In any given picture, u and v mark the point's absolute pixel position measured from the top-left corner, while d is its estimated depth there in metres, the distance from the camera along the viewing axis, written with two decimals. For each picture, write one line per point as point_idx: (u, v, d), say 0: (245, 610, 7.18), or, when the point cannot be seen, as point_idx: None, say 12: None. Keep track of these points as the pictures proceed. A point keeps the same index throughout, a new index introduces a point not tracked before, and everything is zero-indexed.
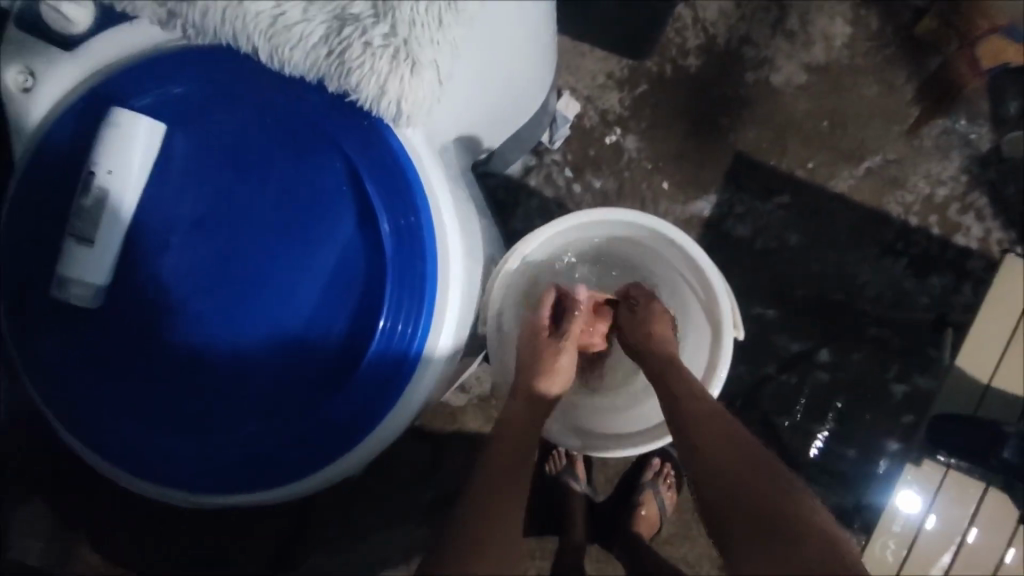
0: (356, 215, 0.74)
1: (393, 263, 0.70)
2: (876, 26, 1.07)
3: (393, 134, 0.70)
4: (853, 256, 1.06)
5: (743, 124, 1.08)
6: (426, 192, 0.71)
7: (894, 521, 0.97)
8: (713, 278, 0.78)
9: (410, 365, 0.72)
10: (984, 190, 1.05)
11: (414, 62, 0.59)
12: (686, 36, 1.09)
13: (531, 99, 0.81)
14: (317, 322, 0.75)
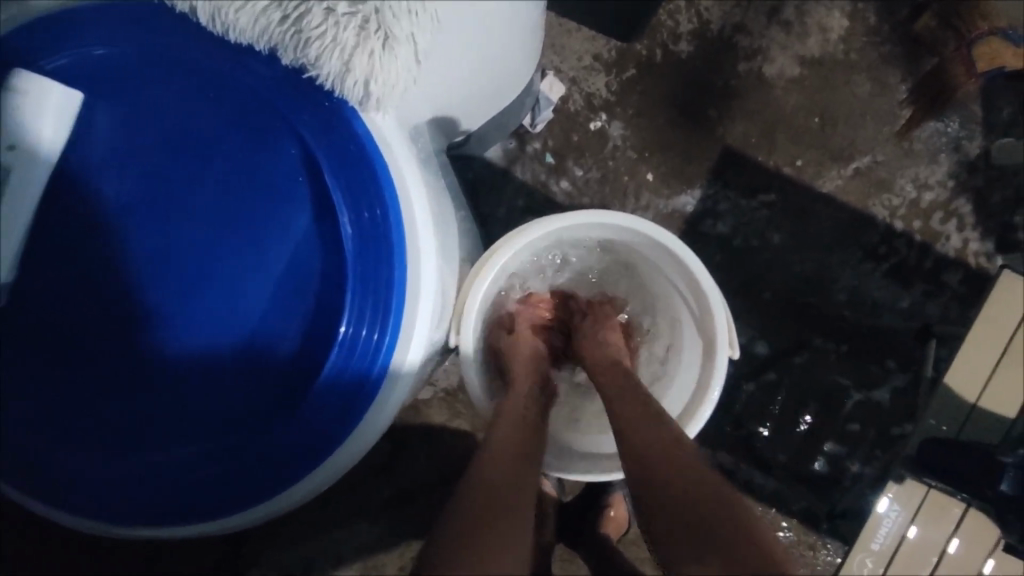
0: (312, 208, 0.68)
1: (356, 263, 0.64)
2: (872, 22, 1.04)
3: (359, 119, 0.63)
4: (836, 260, 1.03)
5: (732, 117, 1.04)
6: (394, 185, 0.64)
7: (873, 535, 0.70)
8: (710, 294, 0.73)
9: (374, 379, 0.65)
10: (968, 198, 1.03)
11: (385, 37, 0.52)
12: (678, 19, 1.03)
13: (516, 75, 0.74)
14: (271, 324, 0.69)
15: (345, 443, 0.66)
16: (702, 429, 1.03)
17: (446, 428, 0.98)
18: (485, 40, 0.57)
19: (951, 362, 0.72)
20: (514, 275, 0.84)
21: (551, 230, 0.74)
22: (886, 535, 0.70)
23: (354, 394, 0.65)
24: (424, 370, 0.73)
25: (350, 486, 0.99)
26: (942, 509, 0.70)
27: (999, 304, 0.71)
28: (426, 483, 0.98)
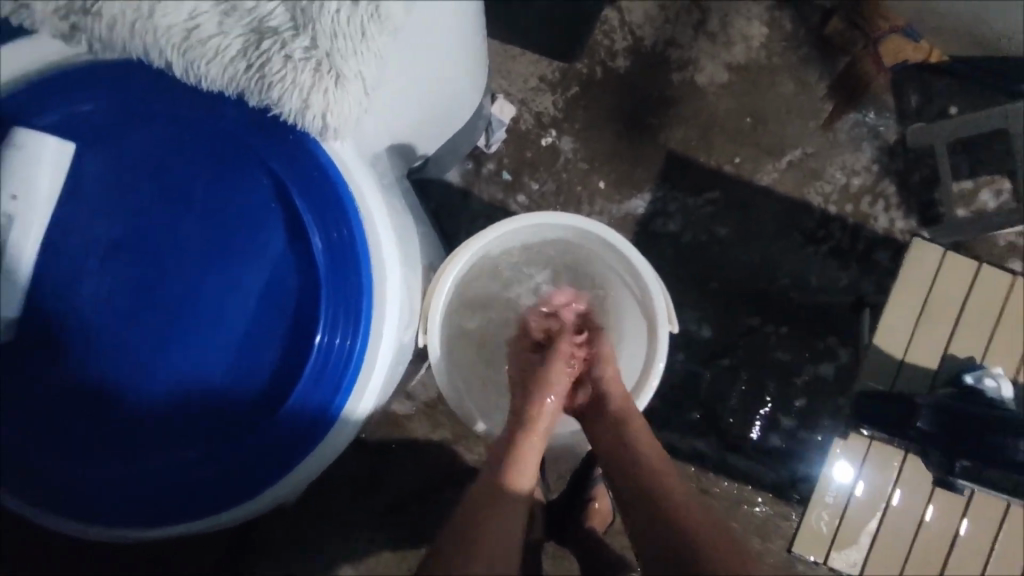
0: (287, 233, 0.72)
1: (327, 277, 0.69)
2: (788, 28, 1.14)
3: (319, 146, 0.69)
4: (780, 246, 1.11)
5: (672, 123, 1.12)
6: (356, 203, 0.70)
7: (826, 491, 0.84)
8: (649, 277, 0.80)
9: (348, 383, 0.70)
10: (892, 180, 1.13)
11: (339, 76, 0.57)
12: (614, 38, 1.12)
13: (463, 99, 0.80)
14: (251, 345, 0.72)
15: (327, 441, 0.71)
16: (674, 417, 1.08)
17: (430, 439, 1.02)
18: (429, 71, 0.63)
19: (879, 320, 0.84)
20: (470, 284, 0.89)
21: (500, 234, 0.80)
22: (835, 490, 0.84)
23: (334, 397, 0.70)
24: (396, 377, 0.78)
25: (340, 502, 1.02)
26: (883, 461, 0.85)
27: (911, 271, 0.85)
28: (415, 494, 1.02)
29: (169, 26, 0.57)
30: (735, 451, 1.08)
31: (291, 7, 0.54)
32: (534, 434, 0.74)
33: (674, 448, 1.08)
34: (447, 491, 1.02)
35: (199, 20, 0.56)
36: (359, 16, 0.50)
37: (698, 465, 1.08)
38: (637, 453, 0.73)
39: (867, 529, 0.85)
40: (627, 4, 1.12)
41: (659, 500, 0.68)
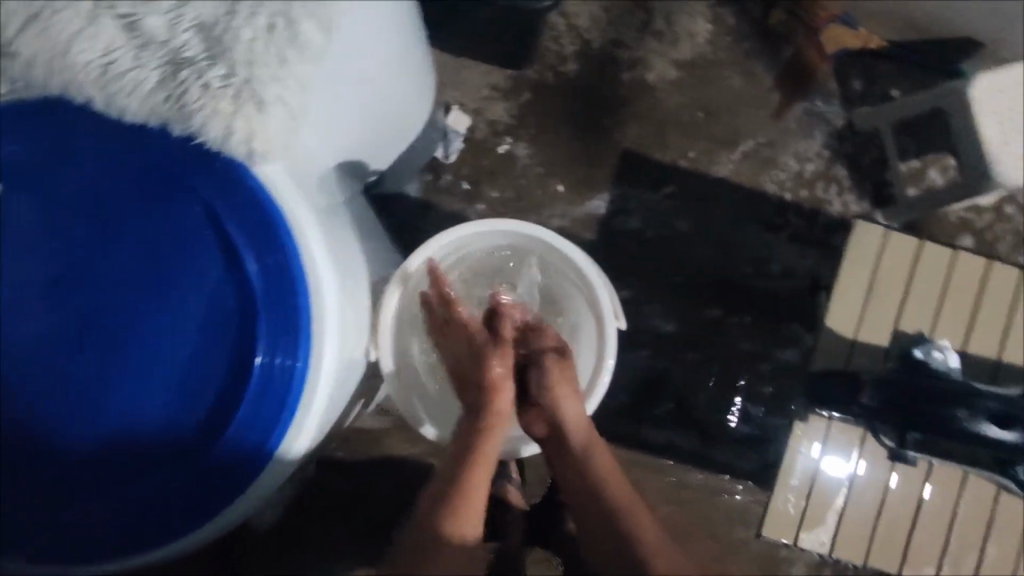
0: (224, 259, 0.63)
1: (263, 298, 0.60)
2: (732, 22, 1.16)
3: (250, 173, 0.60)
4: (740, 236, 1.13)
5: (626, 121, 1.14)
6: (288, 222, 0.60)
7: None
8: (591, 272, 0.78)
9: (289, 410, 0.61)
10: (844, 164, 1.15)
11: (261, 102, 0.55)
12: (562, 43, 1.14)
13: (400, 110, 0.76)
14: (193, 388, 0.63)
15: (267, 476, 0.62)
16: (649, 411, 1.09)
17: (407, 454, 1.02)
18: (355, 90, 0.61)
19: None
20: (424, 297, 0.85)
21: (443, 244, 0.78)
22: None
23: (273, 428, 0.60)
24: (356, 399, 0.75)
25: (322, 520, 1.02)
26: None
27: None
28: (396, 509, 1.02)
29: (86, 61, 0.53)
30: (711, 441, 1.09)
31: (205, 34, 0.51)
32: (483, 465, 0.70)
33: (650, 442, 1.09)
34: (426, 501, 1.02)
35: (114, 54, 0.52)
36: (275, 43, 0.52)
37: (676, 458, 1.09)
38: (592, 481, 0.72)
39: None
40: (573, 9, 1.14)
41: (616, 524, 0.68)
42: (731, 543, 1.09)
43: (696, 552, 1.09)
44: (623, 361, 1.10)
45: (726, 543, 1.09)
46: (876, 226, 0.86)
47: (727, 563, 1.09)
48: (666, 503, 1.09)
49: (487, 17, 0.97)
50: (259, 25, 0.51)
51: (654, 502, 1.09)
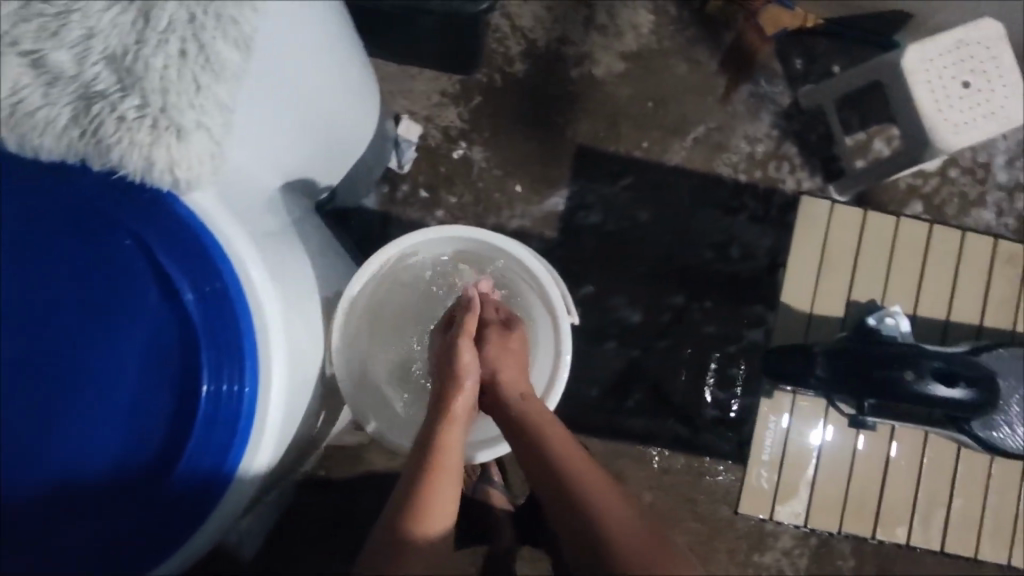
0: (160, 290, 0.57)
1: (203, 328, 0.55)
2: (673, 11, 1.17)
3: (178, 200, 0.55)
4: (699, 221, 1.15)
5: (578, 117, 1.15)
6: (223, 248, 0.55)
7: (763, 448, 0.86)
8: (540, 270, 0.76)
9: (239, 445, 0.56)
10: (793, 142, 1.17)
11: (179, 130, 0.51)
12: (508, 44, 1.14)
13: (335, 123, 0.73)
14: (137, 434, 0.57)
15: (225, 510, 0.56)
16: (625, 401, 1.10)
17: (389, 469, 1.02)
18: (280, 110, 0.59)
19: (784, 286, 0.87)
20: (379, 313, 0.82)
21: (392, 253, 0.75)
22: (772, 443, 0.85)
23: (226, 458, 0.55)
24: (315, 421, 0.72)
25: (308, 543, 1.01)
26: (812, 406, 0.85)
27: (806, 222, 0.87)
28: None
29: None
30: (688, 426, 1.10)
31: (115, 65, 0.49)
32: (444, 459, 0.64)
33: (630, 432, 1.10)
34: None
35: (21, 92, 0.49)
36: (190, 69, 0.49)
37: (656, 445, 1.10)
38: (551, 457, 0.65)
39: (804, 481, 0.86)
40: (515, 10, 1.15)
41: (581, 509, 0.61)
42: (717, 524, 1.11)
43: (683, 536, 1.10)
44: (596, 354, 1.11)
45: (712, 524, 1.10)
46: (823, 201, 0.87)
47: (715, 543, 1.11)
48: (650, 490, 1.10)
49: (428, 40, 0.99)
50: (170, 51, 0.49)
51: (638, 491, 1.10)
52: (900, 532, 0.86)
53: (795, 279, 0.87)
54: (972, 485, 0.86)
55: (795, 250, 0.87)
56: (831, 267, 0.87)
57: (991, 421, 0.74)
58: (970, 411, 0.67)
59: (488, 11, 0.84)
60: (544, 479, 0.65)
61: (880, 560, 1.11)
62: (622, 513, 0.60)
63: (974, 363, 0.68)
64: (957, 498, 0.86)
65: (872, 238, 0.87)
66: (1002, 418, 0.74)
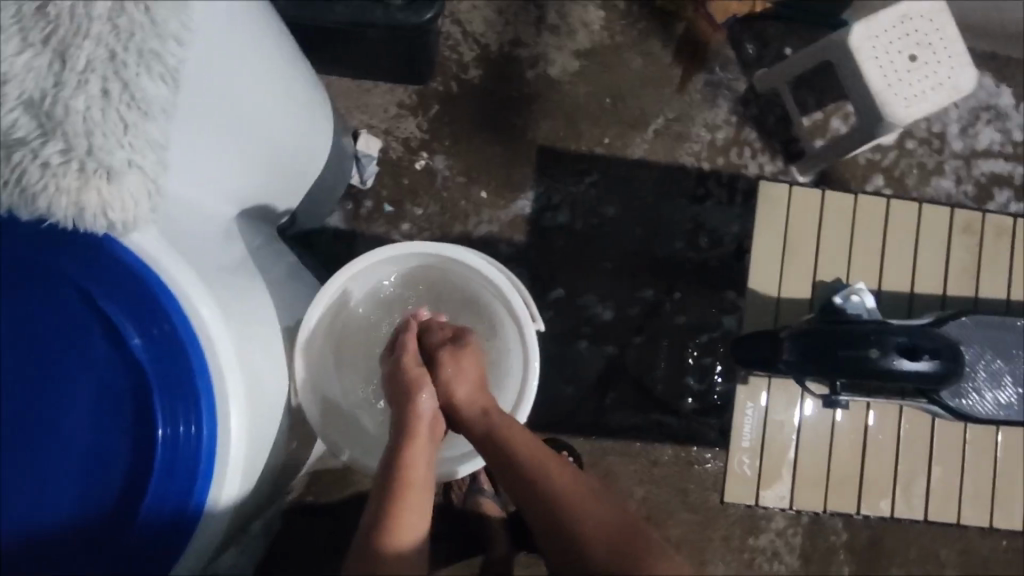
0: (107, 336, 0.54)
1: (155, 373, 0.53)
2: (623, 6, 1.18)
3: (119, 244, 0.53)
4: (667, 212, 1.15)
5: (537, 118, 1.15)
6: (169, 287, 0.54)
7: (743, 434, 0.85)
8: (500, 280, 0.74)
9: (202, 486, 0.54)
10: (752, 126, 1.18)
11: (111, 172, 0.49)
12: (461, 51, 1.14)
13: (283, 146, 0.71)
14: (94, 486, 0.54)
15: (193, 551, 0.55)
16: (609, 398, 1.10)
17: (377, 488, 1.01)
18: (215, 140, 0.58)
19: (751, 272, 0.87)
20: (349, 333, 0.80)
21: (355, 272, 0.74)
22: (751, 428, 0.85)
23: (185, 501, 0.54)
24: (286, 449, 0.71)
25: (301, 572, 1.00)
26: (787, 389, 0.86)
27: (767, 208, 0.88)
28: None
29: None
30: (673, 416, 1.11)
31: (34, 110, 0.47)
32: (414, 486, 0.63)
33: (616, 428, 1.10)
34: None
35: None
36: (116, 109, 0.48)
37: (643, 439, 1.10)
38: (522, 467, 0.66)
39: (787, 463, 0.86)
40: (465, 16, 1.15)
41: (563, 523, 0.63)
42: (711, 511, 1.11)
43: (678, 527, 1.10)
44: (575, 354, 1.11)
45: (706, 512, 1.11)
46: (781, 184, 0.87)
47: (710, 532, 1.11)
48: (641, 485, 1.10)
49: (378, 53, 0.99)
50: (91, 92, 0.47)
51: (630, 487, 1.10)
52: (884, 505, 0.87)
53: (762, 264, 0.87)
54: (949, 452, 0.87)
55: (758, 235, 0.87)
56: (796, 250, 0.87)
57: (960, 388, 0.76)
58: (931, 381, 0.68)
59: (433, 20, 0.83)
60: (517, 489, 0.66)
61: (872, 532, 1.13)
62: (597, 513, 0.63)
63: (930, 334, 0.68)
64: (935, 466, 0.87)
65: (832, 215, 0.88)
66: (970, 384, 0.76)
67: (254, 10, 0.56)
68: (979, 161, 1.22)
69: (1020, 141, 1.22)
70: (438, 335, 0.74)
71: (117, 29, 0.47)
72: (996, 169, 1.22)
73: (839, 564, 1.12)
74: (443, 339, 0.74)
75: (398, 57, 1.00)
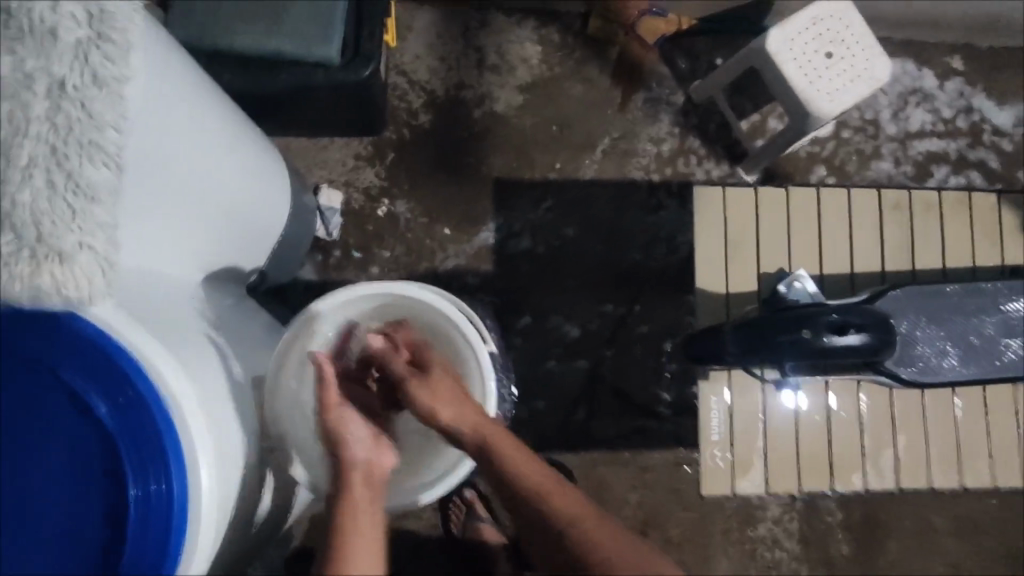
0: (75, 406, 0.56)
1: (123, 438, 0.55)
2: (557, 38, 1.24)
3: (76, 318, 0.55)
4: (624, 225, 1.20)
5: (490, 152, 1.20)
6: (130, 353, 0.56)
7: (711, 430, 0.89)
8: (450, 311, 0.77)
9: (178, 541, 0.56)
10: (694, 135, 1.24)
11: (63, 255, 0.52)
12: (409, 99, 1.20)
13: (238, 210, 0.75)
14: (75, 551, 0.57)
15: None
16: (591, 411, 1.13)
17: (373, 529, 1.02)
18: (161, 211, 0.62)
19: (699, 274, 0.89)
20: None
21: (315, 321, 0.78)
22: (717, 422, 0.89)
23: (164, 557, 0.56)
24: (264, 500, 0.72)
25: None
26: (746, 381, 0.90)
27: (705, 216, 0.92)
28: None
29: None
30: (656, 422, 1.13)
31: None
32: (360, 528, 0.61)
33: (602, 440, 1.12)
34: (401, 550, 1.06)
35: None
36: (62, 198, 0.52)
37: (630, 448, 1.12)
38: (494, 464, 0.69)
39: (757, 452, 0.90)
40: (409, 66, 1.21)
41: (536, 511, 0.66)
42: (707, 511, 1.12)
43: (677, 530, 1.12)
44: (554, 372, 1.14)
45: (702, 512, 1.12)
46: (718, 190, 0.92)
47: (709, 531, 1.12)
48: (635, 491, 1.12)
49: (327, 112, 1.04)
50: (37, 184, 0.52)
51: (624, 496, 1.12)
52: (856, 479, 0.89)
53: (708, 267, 0.90)
54: (911, 419, 0.90)
55: (700, 242, 0.91)
56: (737, 252, 0.91)
57: (905, 357, 0.79)
58: (875, 354, 0.71)
59: (372, 75, 0.89)
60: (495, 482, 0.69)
61: (867, 511, 1.14)
62: (593, 520, 0.64)
63: (865, 312, 0.72)
64: (904, 436, 0.90)
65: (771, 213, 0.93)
66: (916, 352, 0.79)
67: (179, 88, 0.61)
68: (914, 142, 1.28)
69: (948, 118, 1.29)
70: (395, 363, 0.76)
71: (56, 126, 0.52)
72: (931, 147, 1.28)
73: (839, 547, 1.13)
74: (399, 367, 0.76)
75: (347, 113, 1.06)
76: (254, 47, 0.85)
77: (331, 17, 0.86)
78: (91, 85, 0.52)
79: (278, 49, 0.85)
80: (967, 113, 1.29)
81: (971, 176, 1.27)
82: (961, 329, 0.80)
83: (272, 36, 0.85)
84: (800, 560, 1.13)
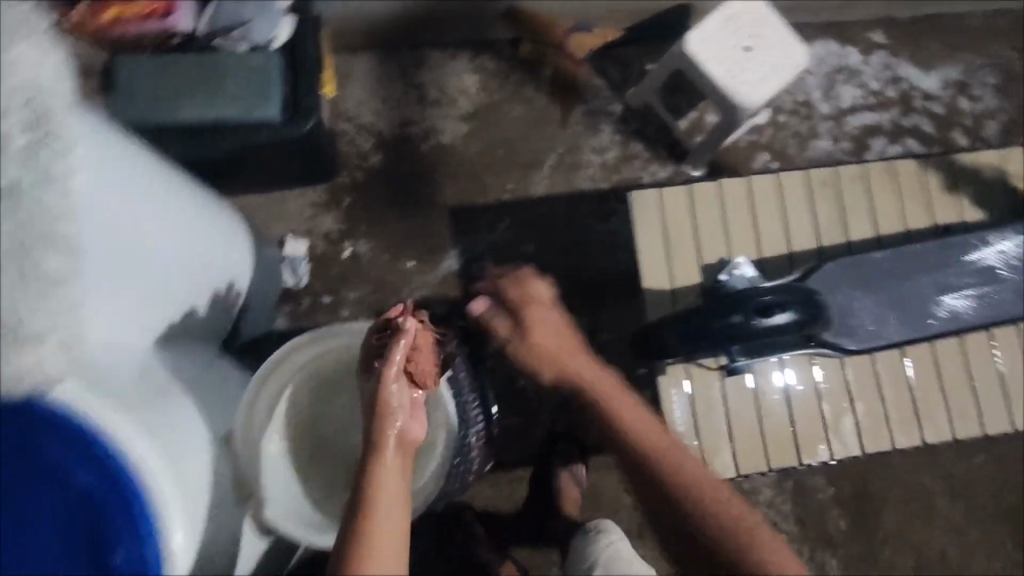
0: (54, 480, 0.58)
1: (108, 503, 0.58)
2: (492, 65, 1.30)
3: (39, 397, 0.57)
4: (581, 235, 1.25)
5: (442, 183, 1.25)
6: (100, 424, 0.58)
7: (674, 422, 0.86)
8: None
9: None
10: (636, 140, 1.29)
11: (23, 342, 0.53)
12: (358, 143, 1.25)
13: (193, 269, 0.81)
14: None
15: None
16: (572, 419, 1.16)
17: None
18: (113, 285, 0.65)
19: (641, 274, 0.86)
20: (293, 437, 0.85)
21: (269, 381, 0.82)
22: (681, 414, 0.86)
23: None
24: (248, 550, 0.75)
25: None
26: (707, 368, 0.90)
27: (643, 214, 0.87)
28: None
29: None
30: None
31: None
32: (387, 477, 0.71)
33: None
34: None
35: None
36: (24, 289, 0.53)
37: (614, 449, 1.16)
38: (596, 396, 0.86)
39: None
40: (354, 111, 1.26)
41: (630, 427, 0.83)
42: None
43: None
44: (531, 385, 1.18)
45: None
46: (648, 191, 0.87)
47: None
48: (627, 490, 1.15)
49: (278, 168, 1.09)
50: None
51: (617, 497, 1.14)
52: (822, 450, 0.85)
53: (654, 265, 0.86)
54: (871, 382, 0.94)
55: (642, 239, 0.87)
56: (685, 243, 0.87)
57: (845, 326, 0.82)
58: (807, 326, 0.76)
59: (313, 127, 0.93)
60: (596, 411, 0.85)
61: (855, 480, 1.17)
62: (664, 442, 0.81)
63: (791, 287, 0.77)
64: None
65: (711, 201, 0.88)
66: (856, 322, 0.82)
67: (108, 170, 0.63)
68: (848, 118, 1.33)
69: (878, 90, 1.34)
70: (415, 330, 0.78)
71: (14, 222, 0.52)
72: (866, 121, 1.33)
73: (833, 518, 1.16)
74: (422, 337, 0.79)
75: (297, 166, 1.10)
76: (194, 116, 0.88)
77: (268, 80, 0.89)
78: (46, 182, 0.54)
79: (220, 117, 0.88)
80: (895, 83, 1.34)
81: (908, 143, 1.32)
82: (902, 292, 0.83)
83: (214, 104, 0.88)
84: (796, 536, 1.15)
